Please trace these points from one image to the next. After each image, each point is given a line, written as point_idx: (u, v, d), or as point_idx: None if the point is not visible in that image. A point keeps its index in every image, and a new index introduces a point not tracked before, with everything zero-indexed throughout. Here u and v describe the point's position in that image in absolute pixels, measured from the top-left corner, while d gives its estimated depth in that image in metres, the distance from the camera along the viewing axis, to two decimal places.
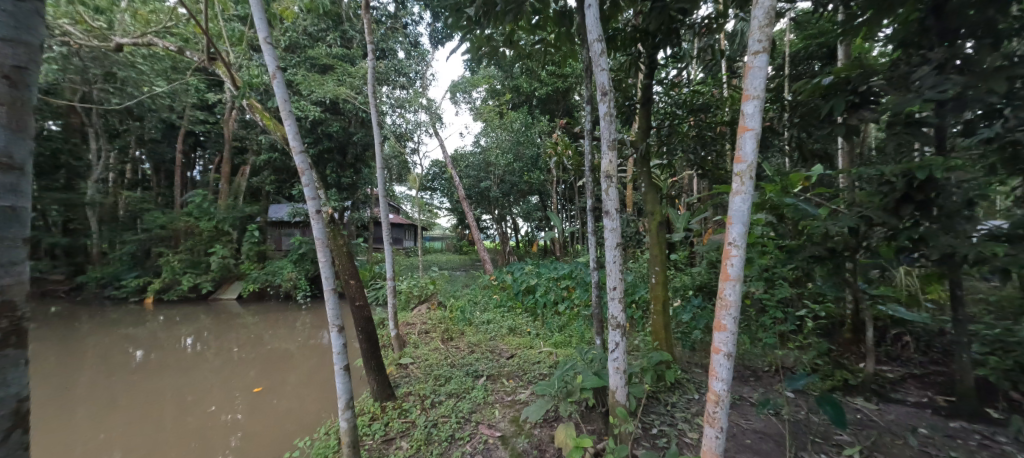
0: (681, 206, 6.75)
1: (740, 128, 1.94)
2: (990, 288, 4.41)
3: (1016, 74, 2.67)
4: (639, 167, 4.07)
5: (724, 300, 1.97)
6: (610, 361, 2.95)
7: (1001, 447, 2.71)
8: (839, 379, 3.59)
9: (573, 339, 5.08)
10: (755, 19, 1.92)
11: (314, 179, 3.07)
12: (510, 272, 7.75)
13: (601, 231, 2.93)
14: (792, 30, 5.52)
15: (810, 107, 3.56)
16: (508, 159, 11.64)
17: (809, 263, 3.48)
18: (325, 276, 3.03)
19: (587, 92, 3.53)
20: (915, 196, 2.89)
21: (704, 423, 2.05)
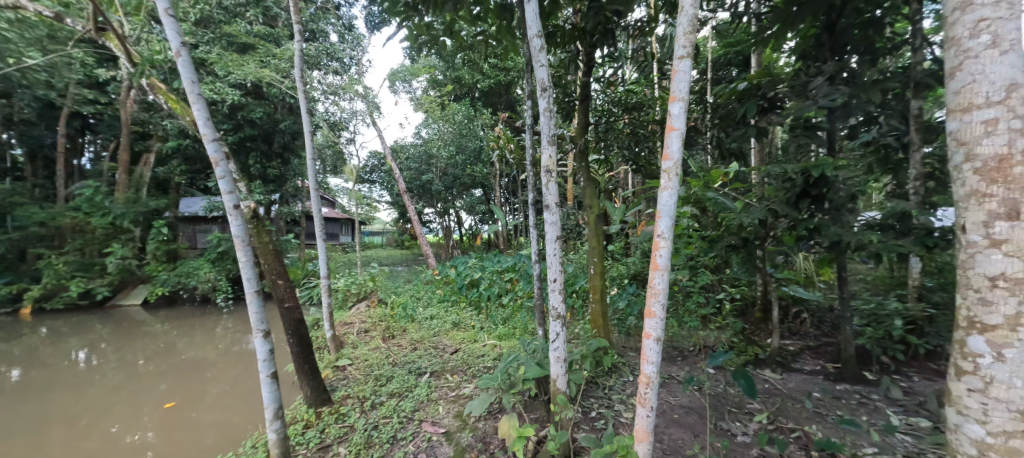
0: (617, 199, 7.11)
1: (667, 128, 2.08)
2: (868, 270, 5.17)
3: (887, 87, 3.14)
4: (578, 162, 4.21)
5: (654, 288, 2.11)
6: (551, 351, 3.05)
7: (874, 404, 3.23)
8: (751, 354, 4.03)
9: (517, 330, 5.17)
10: (681, 26, 2.06)
11: (231, 171, 2.78)
12: (454, 266, 7.64)
13: (542, 225, 2.99)
14: (714, 37, 5.99)
15: (728, 110, 3.90)
16: (450, 151, 11.45)
17: (727, 251, 3.85)
18: (246, 277, 2.78)
19: (527, 87, 3.57)
20: (811, 192, 3.30)
21: (636, 404, 2.20)
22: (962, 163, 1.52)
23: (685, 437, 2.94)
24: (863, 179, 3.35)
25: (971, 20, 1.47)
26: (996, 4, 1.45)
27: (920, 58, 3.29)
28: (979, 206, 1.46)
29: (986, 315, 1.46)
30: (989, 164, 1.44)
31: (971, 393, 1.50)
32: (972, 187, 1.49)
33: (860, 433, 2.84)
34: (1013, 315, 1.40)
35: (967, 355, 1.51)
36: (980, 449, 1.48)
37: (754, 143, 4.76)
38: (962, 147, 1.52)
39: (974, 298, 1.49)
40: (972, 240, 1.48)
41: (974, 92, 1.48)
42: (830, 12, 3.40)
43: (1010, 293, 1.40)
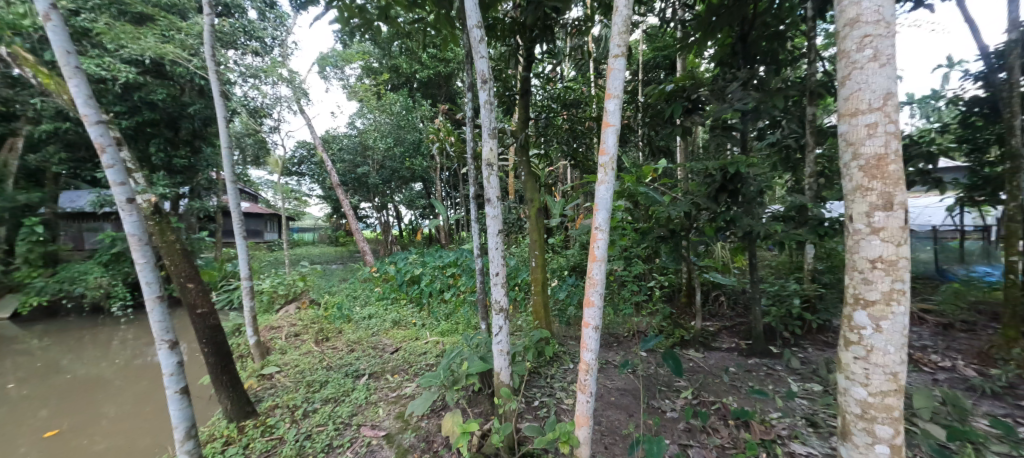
0: (557, 194, 7.30)
1: (604, 123, 2.17)
2: (774, 256, 5.83)
3: (788, 94, 3.55)
4: (519, 156, 4.26)
5: (592, 279, 2.20)
6: (494, 344, 3.06)
7: (778, 374, 3.66)
8: (678, 336, 4.37)
9: (460, 326, 5.13)
10: (615, 25, 2.14)
11: (120, 160, 2.40)
12: (393, 262, 7.36)
13: (484, 219, 2.97)
14: (644, 40, 6.37)
15: (656, 110, 4.17)
16: (387, 143, 10.96)
17: (656, 242, 4.14)
18: (145, 281, 2.43)
19: (467, 80, 3.52)
20: (728, 187, 3.64)
21: (577, 390, 2.29)
22: (849, 162, 1.76)
23: (621, 418, 3.13)
24: (770, 176, 3.77)
25: (856, 36, 1.70)
26: (877, 23, 1.68)
27: (814, 70, 3.76)
28: (863, 199, 1.70)
29: (867, 292, 1.70)
30: (870, 162, 1.68)
31: (856, 360, 1.75)
32: (856, 182, 1.73)
33: (768, 401, 3.20)
34: (886, 291, 1.65)
35: (853, 327, 1.76)
36: (863, 407, 1.74)
37: (679, 141, 5.13)
38: (850, 147, 1.75)
39: (858, 278, 1.73)
40: (856, 228, 1.72)
41: (859, 99, 1.71)
42: (743, 24, 3.76)
43: (884, 273, 1.66)
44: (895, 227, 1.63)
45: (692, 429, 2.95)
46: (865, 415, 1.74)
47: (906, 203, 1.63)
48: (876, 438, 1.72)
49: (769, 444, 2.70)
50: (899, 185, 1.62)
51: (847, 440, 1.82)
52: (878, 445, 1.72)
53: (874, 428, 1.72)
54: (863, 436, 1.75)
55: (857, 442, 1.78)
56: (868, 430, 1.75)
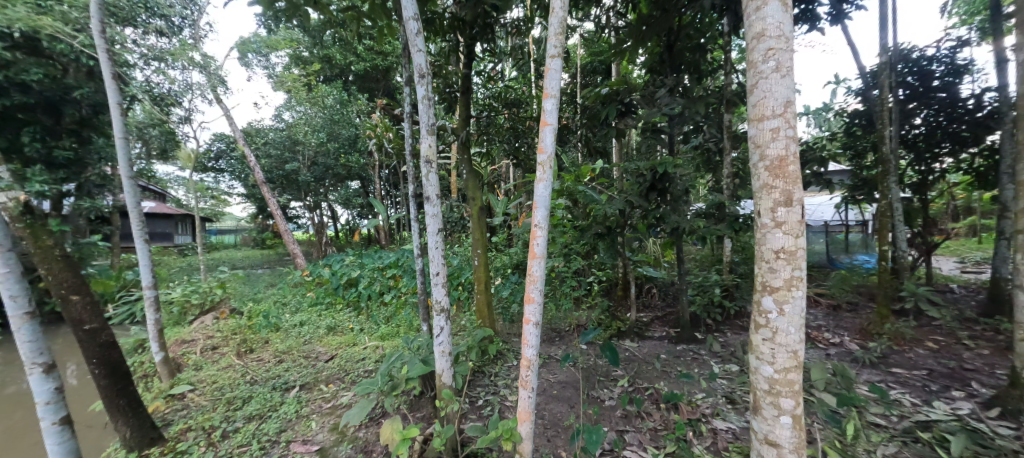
0: (500, 192, 7.33)
1: (542, 122, 2.22)
2: (699, 250, 6.34)
3: (708, 102, 3.89)
4: (460, 154, 4.21)
5: (532, 275, 2.24)
6: (436, 346, 3.00)
7: (703, 358, 4.00)
8: (615, 328, 4.61)
9: (401, 329, 4.98)
10: (553, 26, 2.20)
11: None
12: (328, 265, 6.92)
13: (423, 218, 2.89)
14: (583, 45, 6.61)
15: (592, 112, 4.35)
16: (320, 138, 10.27)
17: (594, 238, 4.32)
18: (8, 295, 2.03)
19: (405, 74, 3.40)
20: (658, 186, 3.90)
21: (519, 387, 2.32)
22: (757, 162, 1.96)
23: (562, 410, 3.23)
24: (693, 177, 4.09)
25: (763, 49, 1.89)
26: (779, 38, 1.88)
27: (730, 80, 4.15)
28: (769, 196, 1.91)
29: (773, 279, 1.91)
30: (774, 162, 1.89)
31: (764, 342, 1.96)
32: (763, 181, 1.94)
33: (694, 383, 3.49)
34: (788, 278, 1.87)
35: (762, 311, 1.97)
36: (770, 383, 1.95)
37: (615, 142, 5.40)
38: (758, 149, 1.95)
39: (765, 267, 1.94)
40: (763, 222, 1.93)
41: (765, 106, 1.92)
42: (669, 35, 4.06)
43: (786, 263, 1.87)
44: (793, 221, 1.85)
45: (628, 415, 3.12)
46: (771, 391, 1.95)
47: (804, 200, 1.85)
48: (781, 410, 1.93)
49: (695, 422, 2.94)
50: (797, 183, 1.84)
51: (758, 414, 2.02)
52: (783, 416, 1.93)
53: (779, 401, 1.93)
54: (770, 410, 1.96)
55: (766, 415, 1.98)
56: (774, 403, 1.96)
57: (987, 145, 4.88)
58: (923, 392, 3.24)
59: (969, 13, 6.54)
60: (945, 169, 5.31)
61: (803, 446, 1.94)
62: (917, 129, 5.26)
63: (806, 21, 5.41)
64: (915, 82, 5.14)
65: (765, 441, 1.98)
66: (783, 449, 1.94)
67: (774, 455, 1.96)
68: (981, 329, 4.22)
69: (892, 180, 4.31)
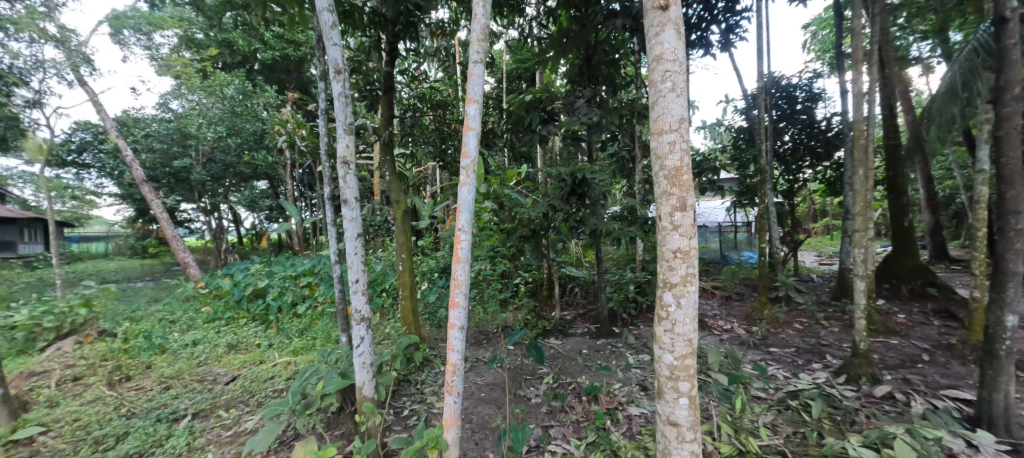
0: (426, 195, 7.19)
1: (465, 127, 2.21)
2: (616, 250, 6.84)
3: (621, 113, 4.21)
4: (382, 154, 4.04)
5: (456, 280, 2.21)
6: (355, 357, 2.82)
7: (619, 350, 4.31)
8: (541, 328, 4.77)
9: (317, 341, 4.62)
10: (474, 32, 2.21)
11: None
12: (229, 274, 6.17)
13: (340, 222, 2.70)
14: (508, 52, 6.81)
15: (517, 118, 4.46)
16: (218, 132, 9.04)
17: (520, 241, 4.43)
18: None
19: (320, 68, 3.15)
20: (577, 190, 4.09)
21: (445, 393, 2.27)
22: (657, 172, 2.00)
23: (490, 412, 3.24)
24: (608, 183, 4.37)
25: (661, 70, 1.94)
26: (674, 60, 1.94)
27: (640, 95, 4.54)
28: (667, 202, 1.96)
29: (671, 276, 1.98)
30: (671, 172, 1.94)
31: (665, 333, 2.02)
32: (663, 189, 1.99)
33: (612, 374, 3.73)
34: (684, 275, 1.94)
35: (663, 305, 2.02)
36: (670, 369, 2.01)
37: (540, 148, 5.62)
38: (658, 160, 1.99)
39: (665, 266, 2.00)
40: (662, 225, 1.98)
41: (663, 121, 1.97)
42: (587, 50, 4.33)
43: (682, 261, 1.94)
44: (687, 224, 1.94)
45: (553, 411, 3.23)
46: (672, 376, 2.01)
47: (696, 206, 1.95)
48: (680, 392, 2.01)
49: (613, 411, 3.14)
50: (691, 191, 1.92)
51: (661, 397, 2.08)
52: (681, 398, 2.01)
53: (677, 385, 2.00)
54: (671, 393, 2.03)
55: (667, 399, 2.05)
56: (674, 387, 2.02)
57: (836, 160, 5.92)
58: (793, 366, 3.84)
59: (821, 50, 7.98)
60: (807, 179, 6.32)
61: (699, 423, 2.04)
62: (785, 144, 6.23)
63: (701, 46, 6.14)
64: (784, 105, 6.19)
65: (667, 422, 2.05)
66: (682, 428, 2.02)
67: (674, 433, 2.03)
68: (833, 311, 5.12)
69: (768, 187, 5.05)
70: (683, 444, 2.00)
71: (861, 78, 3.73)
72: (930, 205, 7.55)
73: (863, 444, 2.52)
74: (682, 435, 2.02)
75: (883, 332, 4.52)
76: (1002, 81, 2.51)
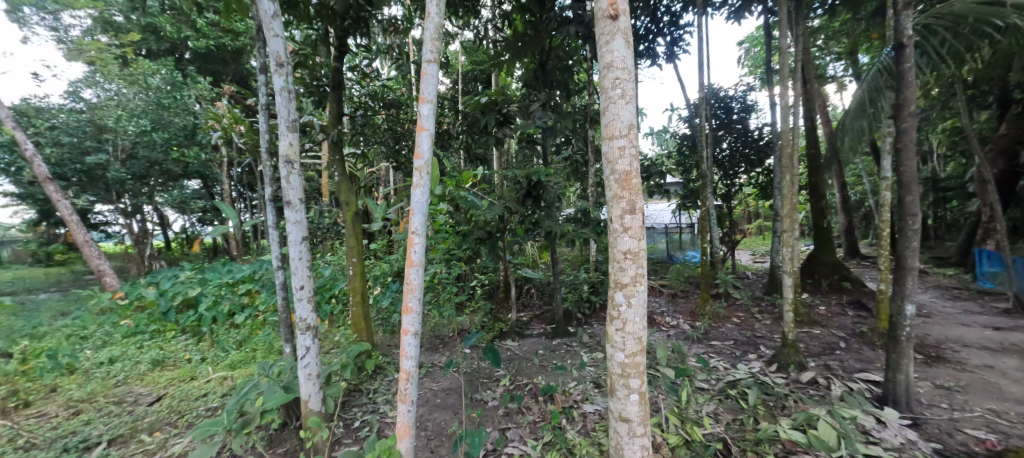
0: (379, 197, 6.96)
1: (419, 127, 2.14)
2: (571, 251, 7.01)
3: (575, 118, 4.32)
4: (331, 154, 3.87)
5: (410, 284, 2.13)
6: (300, 368, 2.65)
7: (574, 349, 4.41)
8: (497, 330, 4.77)
9: (257, 353, 4.31)
10: (428, 31, 2.16)
11: None
12: (154, 283, 5.60)
13: (283, 225, 2.52)
14: (463, 54, 6.79)
15: (472, 120, 4.43)
16: (141, 125, 8.05)
17: (476, 243, 4.41)
18: None
19: (260, 60, 2.95)
20: (532, 193, 4.16)
21: (397, 402, 2.17)
22: (608, 175, 1.99)
23: (446, 417, 3.18)
24: (563, 186, 4.46)
25: (611, 77, 1.94)
26: (624, 68, 1.95)
27: (593, 100, 4.69)
28: (617, 205, 1.96)
29: (621, 276, 1.97)
30: (621, 176, 1.93)
31: (616, 331, 2.01)
32: (613, 192, 1.98)
33: (567, 373, 3.80)
34: (634, 275, 1.94)
35: (614, 305, 2.01)
36: (621, 367, 2.01)
37: (496, 150, 5.65)
38: (609, 164, 1.98)
39: (615, 266, 1.99)
40: (613, 227, 1.98)
41: (614, 126, 1.96)
42: (542, 54, 4.41)
43: (632, 262, 1.94)
44: (637, 226, 1.93)
45: (510, 413, 3.23)
46: (623, 373, 2.01)
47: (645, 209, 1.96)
48: (630, 389, 2.01)
49: (568, 409, 3.20)
50: (640, 195, 1.93)
51: (613, 395, 2.07)
52: (631, 395, 2.01)
53: (628, 382, 2.00)
54: (622, 390, 2.02)
55: (619, 396, 2.04)
56: (625, 384, 2.02)
57: (766, 166, 6.46)
58: (732, 358, 4.13)
59: (753, 66, 8.70)
60: (743, 184, 6.82)
61: (649, 417, 2.05)
62: (724, 151, 6.69)
63: (648, 57, 6.47)
64: (722, 115, 6.67)
65: (618, 418, 2.05)
66: (632, 423, 2.03)
67: (626, 429, 2.03)
68: (765, 304, 5.57)
69: (708, 191, 5.40)
70: (633, 439, 2.01)
71: (787, 92, 4.10)
72: (843, 207, 8.45)
73: (792, 426, 2.76)
74: (632, 431, 2.02)
75: (808, 323, 4.98)
76: (900, 99, 2.86)
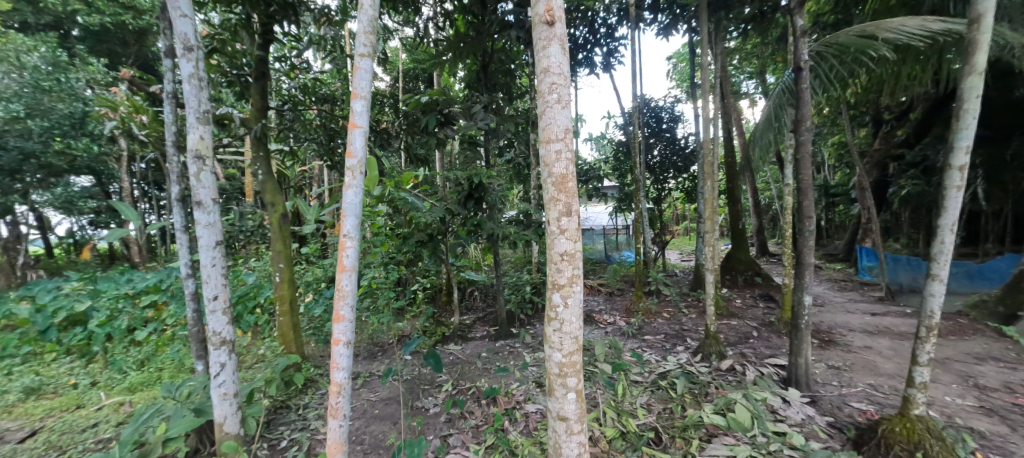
0: (312, 198, 6.54)
1: (351, 124, 2.03)
2: (515, 253, 7.09)
3: (516, 121, 4.37)
4: (255, 150, 3.57)
5: (341, 290, 2.01)
6: (214, 388, 2.39)
7: (517, 349, 4.44)
8: (439, 334, 4.68)
9: (164, 373, 3.84)
10: (361, 24, 2.06)
11: None
12: (29, 297, 4.77)
13: (192, 229, 2.26)
14: (404, 51, 6.59)
15: (412, 119, 4.32)
16: (13, 112, 6.79)
17: (417, 246, 4.31)
18: None
19: (166, 43, 2.63)
20: (474, 195, 4.15)
21: (328, 417, 2.02)
22: (545, 178, 2.02)
23: (384, 428, 3.05)
24: (505, 188, 4.48)
25: (548, 81, 1.97)
26: (560, 74, 1.98)
27: (534, 104, 4.78)
28: (554, 207, 1.99)
29: (558, 277, 2.01)
30: (558, 179, 1.97)
31: (554, 332, 2.04)
32: (550, 195, 2.01)
33: (510, 375, 3.81)
34: (570, 275, 1.99)
35: (552, 306, 2.04)
36: (559, 366, 2.05)
37: (438, 151, 5.56)
38: (547, 167, 2.01)
39: (553, 268, 2.03)
40: (551, 229, 2.00)
41: (551, 130, 2.00)
42: (484, 57, 4.43)
43: (569, 263, 1.98)
44: (573, 228, 1.98)
45: (452, 418, 3.18)
46: (561, 373, 2.05)
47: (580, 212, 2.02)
48: (568, 388, 2.05)
49: (510, 411, 3.20)
50: (576, 197, 1.98)
51: (552, 394, 2.10)
52: (569, 393, 2.05)
53: (566, 381, 2.04)
54: (560, 389, 2.06)
55: (557, 395, 2.08)
56: (563, 383, 2.06)
57: (691, 172, 7.00)
58: (662, 350, 4.40)
59: (680, 79, 9.40)
60: (672, 188, 7.32)
61: (586, 414, 2.11)
62: (655, 158, 7.13)
63: (586, 66, 6.74)
64: (653, 124, 7.12)
65: (557, 417, 2.08)
66: (570, 421, 2.07)
67: (563, 428, 2.07)
68: (691, 300, 6.02)
69: (641, 195, 5.72)
70: (571, 437, 2.05)
71: (708, 105, 4.46)
72: (755, 211, 9.39)
73: (714, 411, 2.99)
74: (570, 429, 2.07)
75: (726, 315, 5.47)
76: (799, 115, 3.23)
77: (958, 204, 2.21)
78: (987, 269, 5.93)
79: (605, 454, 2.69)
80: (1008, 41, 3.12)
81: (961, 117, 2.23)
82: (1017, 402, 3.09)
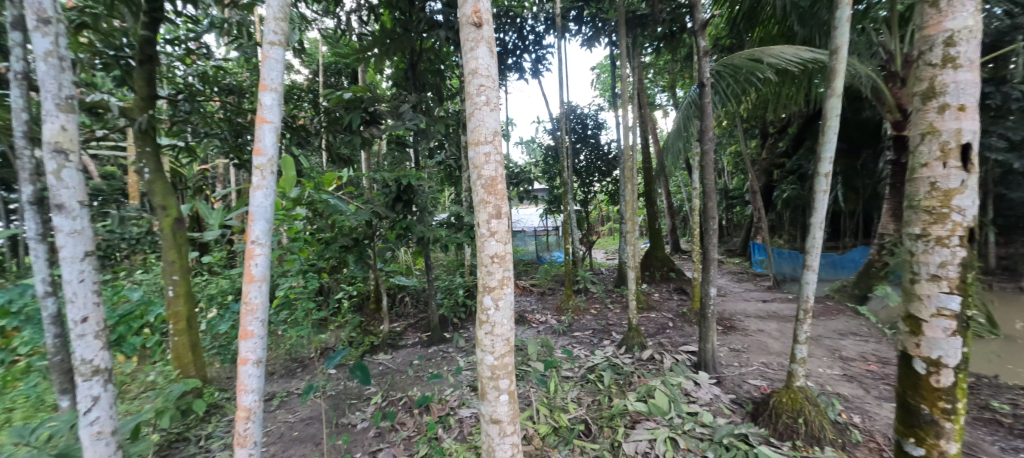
0: (215, 200, 5.84)
1: (259, 119, 1.84)
2: (446, 256, 6.97)
3: (446, 122, 4.29)
4: (140, 145, 3.10)
5: (249, 304, 1.81)
6: (83, 427, 2.02)
7: (450, 354, 4.37)
8: (367, 344, 4.45)
9: (15, 413, 3.16)
10: (270, 8, 1.87)
11: None
12: None
13: (52, 238, 1.89)
14: (323, 44, 6.16)
15: (334, 116, 4.06)
16: None
17: (340, 252, 4.05)
18: None
19: (14, 12, 2.15)
20: (402, 197, 4.00)
21: (234, 447, 1.79)
22: (475, 180, 2.00)
23: (306, 450, 2.82)
24: (435, 191, 4.38)
25: (476, 83, 1.95)
26: (490, 77, 1.98)
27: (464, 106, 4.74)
28: (484, 210, 1.98)
29: (489, 280, 2.00)
30: (488, 182, 1.96)
31: (486, 335, 2.03)
32: (480, 197, 2.00)
33: (443, 381, 3.74)
34: (501, 278, 1.99)
35: (484, 309, 2.03)
36: (492, 369, 2.03)
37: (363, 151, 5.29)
38: (476, 169, 1.99)
39: (483, 271, 2.01)
40: (481, 232, 1.99)
41: (480, 132, 1.98)
42: (412, 55, 4.30)
43: (499, 265, 1.99)
44: (503, 230, 1.99)
45: (381, 432, 3.03)
46: (493, 375, 2.03)
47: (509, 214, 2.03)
48: (500, 390, 2.05)
49: (443, 418, 3.13)
50: (506, 199, 1.98)
51: (484, 398, 2.08)
52: (501, 395, 2.05)
53: (498, 383, 2.04)
54: (493, 392, 2.05)
55: (489, 398, 2.06)
56: (495, 386, 2.05)
57: (614, 176, 7.44)
58: (590, 345, 4.61)
59: (603, 88, 9.94)
60: (597, 191, 7.71)
61: (518, 415, 2.12)
62: (582, 162, 7.46)
63: (515, 70, 6.84)
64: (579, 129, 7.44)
65: (490, 420, 2.07)
66: (503, 423, 2.07)
67: (497, 430, 2.06)
68: (615, 296, 6.39)
69: (569, 197, 5.95)
70: (504, 438, 2.05)
71: (627, 114, 4.76)
72: (669, 212, 10.25)
73: (637, 399, 3.19)
74: (503, 431, 2.06)
75: (646, 309, 5.88)
76: (704, 125, 3.57)
77: (824, 205, 2.59)
78: (847, 259, 7.02)
79: (539, 451, 2.73)
80: (858, 71, 3.75)
81: (826, 132, 2.62)
82: (870, 369, 3.71)
